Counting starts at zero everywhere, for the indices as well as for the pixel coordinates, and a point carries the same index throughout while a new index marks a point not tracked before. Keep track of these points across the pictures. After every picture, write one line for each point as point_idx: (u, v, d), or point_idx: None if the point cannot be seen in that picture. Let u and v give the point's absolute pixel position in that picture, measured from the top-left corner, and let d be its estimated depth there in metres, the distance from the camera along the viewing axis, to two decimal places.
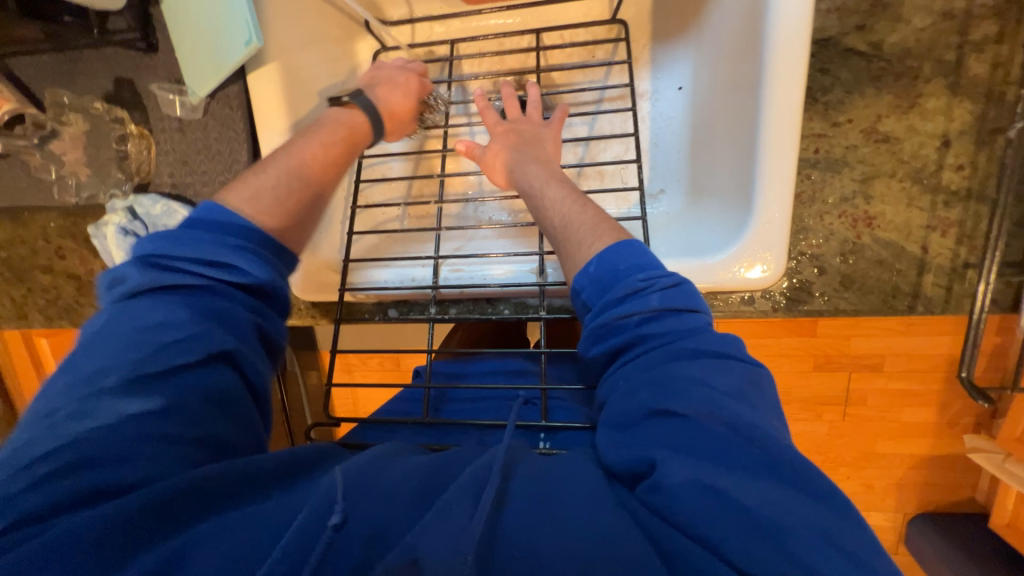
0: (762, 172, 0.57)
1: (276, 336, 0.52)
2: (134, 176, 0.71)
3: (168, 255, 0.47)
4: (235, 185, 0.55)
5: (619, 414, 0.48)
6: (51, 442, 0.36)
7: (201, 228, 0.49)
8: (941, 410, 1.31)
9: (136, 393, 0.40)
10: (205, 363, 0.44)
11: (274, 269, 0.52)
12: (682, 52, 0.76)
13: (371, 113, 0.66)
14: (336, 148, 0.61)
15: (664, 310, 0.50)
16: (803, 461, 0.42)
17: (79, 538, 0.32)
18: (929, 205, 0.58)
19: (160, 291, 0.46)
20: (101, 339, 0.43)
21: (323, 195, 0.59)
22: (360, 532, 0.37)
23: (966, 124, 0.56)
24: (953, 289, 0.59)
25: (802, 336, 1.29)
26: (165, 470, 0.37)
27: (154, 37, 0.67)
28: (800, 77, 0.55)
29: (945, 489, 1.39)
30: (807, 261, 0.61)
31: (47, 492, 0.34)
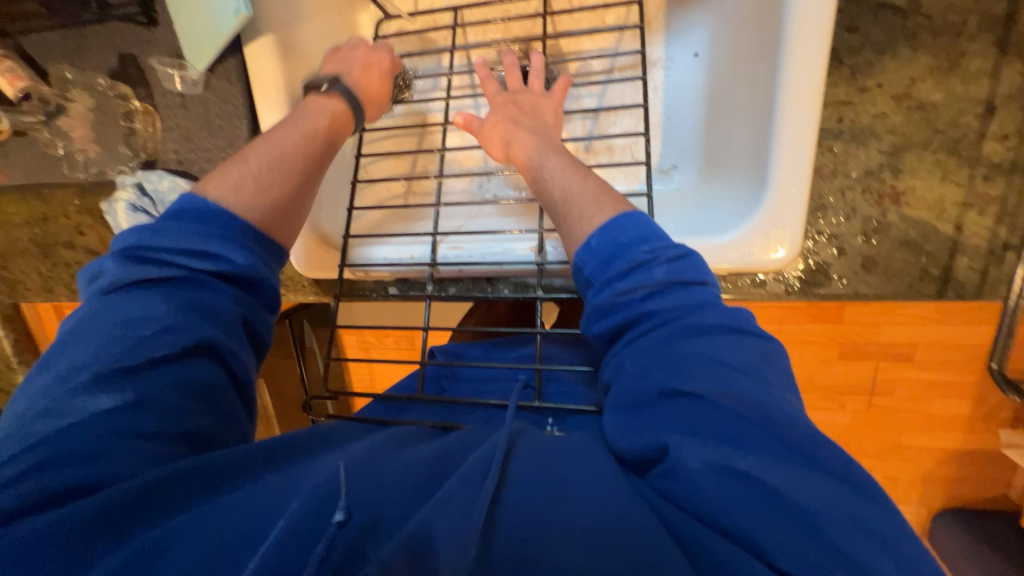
0: (783, 142, 0.53)
1: (262, 329, 0.53)
2: (141, 154, 0.72)
3: (146, 245, 0.48)
4: (214, 176, 0.54)
5: (623, 396, 0.46)
6: (31, 437, 0.38)
7: (182, 217, 0.50)
8: (975, 403, 1.24)
9: (106, 389, 0.41)
10: (185, 355, 0.44)
11: (259, 257, 0.52)
12: (698, 16, 0.70)
13: (352, 102, 0.64)
14: (318, 136, 0.59)
15: (668, 284, 0.48)
16: (821, 445, 0.39)
17: (47, 539, 0.33)
18: (966, 179, 0.52)
19: (138, 283, 0.46)
20: (79, 337, 0.44)
21: (307, 182, 0.58)
22: (364, 518, 0.37)
23: (1015, 88, 0.50)
24: (989, 273, 0.54)
25: (827, 322, 1.23)
26: (126, 466, 0.38)
27: (154, 11, 0.67)
28: (828, 35, 0.50)
29: (976, 485, 1.32)
30: (827, 241, 0.56)
31: (16, 493, 0.35)
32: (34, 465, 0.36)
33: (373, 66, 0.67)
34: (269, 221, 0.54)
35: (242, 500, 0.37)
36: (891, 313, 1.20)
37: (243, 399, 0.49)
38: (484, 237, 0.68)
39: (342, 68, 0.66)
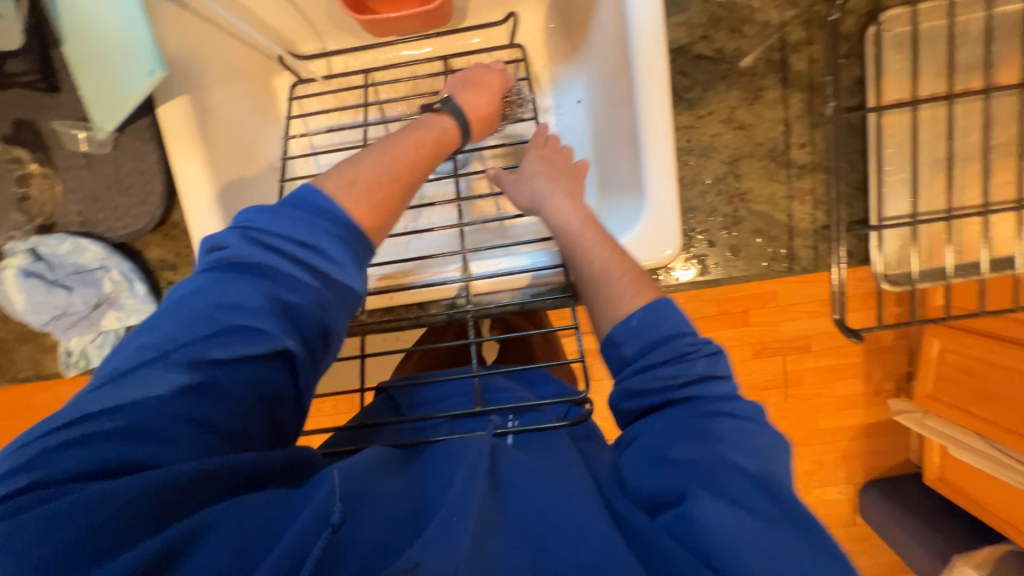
0: (650, 159, 0.65)
1: (336, 332, 0.50)
2: (38, 218, 0.69)
3: (265, 233, 0.48)
4: (332, 172, 0.55)
5: (646, 451, 0.49)
6: (78, 412, 0.39)
7: (300, 208, 0.50)
8: (864, 380, 1.44)
9: (170, 369, 0.41)
10: (261, 356, 0.44)
11: (357, 262, 0.51)
12: (574, 69, 0.84)
13: (461, 121, 0.66)
14: (424, 149, 0.61)
15: (708, 375, 0.51)
16: (822, 532, 0.42)
17: (84, 519, 0.34)
18: (786, 178, 0.68)
19: (248, 268, 0.47)
20: (171, 313, 0.45)
21: (407, 188, 0.58)
22: (367, 542, 0.40)
23: (801, 110, 0.67)
24: (819, 249, 0.68)
25: (737, 326, 1.39)
26: (182, 455, 0.39)
27: (56, 78, 0.67)
28: (665, 77, 0.64)
29: (885, 455, 1.50)
30: (699, 236, 0.69)
31: (79, 457, 0.37)
32: (88, 435, 0.38)
33: (486, 88, 0.71)
34: (375, 223, 0.54)
35: (265, 500, 0.40)
36: (784, 312, 1.36)
37: (301, 404, 0.48)
38: (411, 263, 0.72)
39: (458, 89, 0.71)
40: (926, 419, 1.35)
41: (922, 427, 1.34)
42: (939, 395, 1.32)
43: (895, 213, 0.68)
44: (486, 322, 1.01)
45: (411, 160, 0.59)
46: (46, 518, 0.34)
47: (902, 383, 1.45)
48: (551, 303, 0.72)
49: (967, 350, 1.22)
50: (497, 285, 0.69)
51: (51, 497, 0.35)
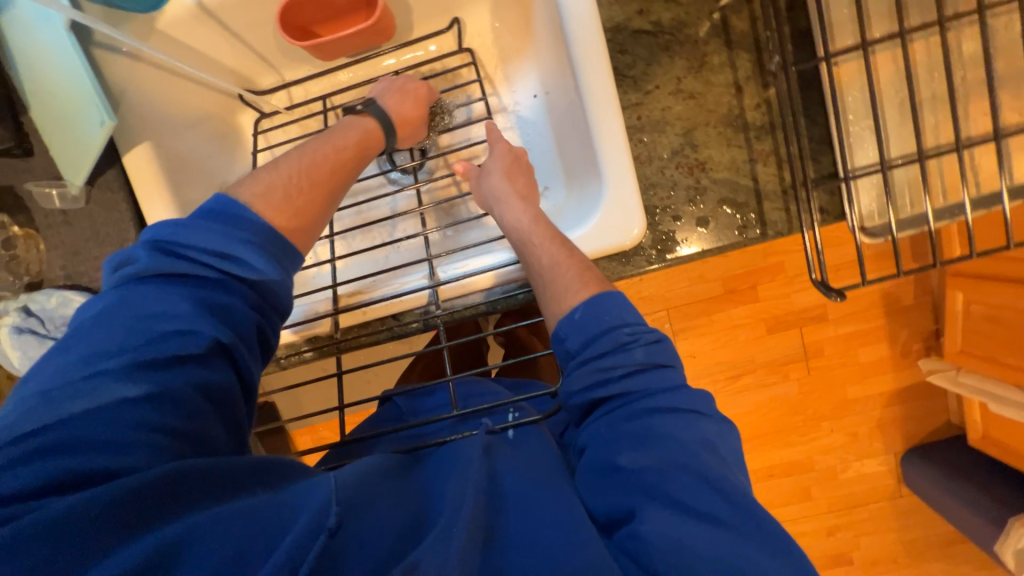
0: (600, 141, 0.64)
1: (269, 330, 0.54)
2: (26, 277, 0.72)
3: (174, 242, 0.50)
4: (247, 181, 0.58)
5: (595, 460, 0.50)
6: (36, 423, 0.39)
7: (211, 218, 0.52)
8: (889, 343, 1.38)
9: (128, 378, 0.43)
10: (203, 358, 0.47)
11: (279, 262, 0.54)
12: (525, 65, 0.84)
13: (383, 120, 0.71)
14: (347, 151, 0.65)
15: (647, 365, 0.52)
16: (765, 517, 0.45)
17: (73, 521, 0.34)
18: (745, 142, 0.66)
19: (168, 278, 0.49)
20: (102, 323, 0.46)
21: (331, 194, 0.62)
22: (370, 549, 0.40)
23: (750, 70, 0.65)
24: (791, 209, 0.66)
25: (747, 304, 1.35)
26: (144, 461, 0.39)
27: (29, 142, 0.70)
28: (605, 57, 0.63)
29: (922, 420, 1.42)
30: (664, 212, 0.67)
31: (37, 472, 0.37)
32: (41, 449, 0.38)
33: (408, 92, 0.75)
34: (294, 228, 0.57)
35: (251, 504, 0.40)
36: (796, 281, 1.33)
37: (247, 402, 0.51)
38: (384, 278, 0.74)
39: (381, 94, 0.75)
40: (961, 375, 1.28)
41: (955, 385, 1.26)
42: (970, 350, 1.25)
43: (864, 163, 0.65)
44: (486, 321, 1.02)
45: (334, 162, 0.63)
46: (32, 529, 0.33)
47: (930, 342, 1.38)
48: (522, 300, 0.70)
49: (987, 297, 1.16)
50: (467, 287, 0.69)
51: (20, 513, 0.35)
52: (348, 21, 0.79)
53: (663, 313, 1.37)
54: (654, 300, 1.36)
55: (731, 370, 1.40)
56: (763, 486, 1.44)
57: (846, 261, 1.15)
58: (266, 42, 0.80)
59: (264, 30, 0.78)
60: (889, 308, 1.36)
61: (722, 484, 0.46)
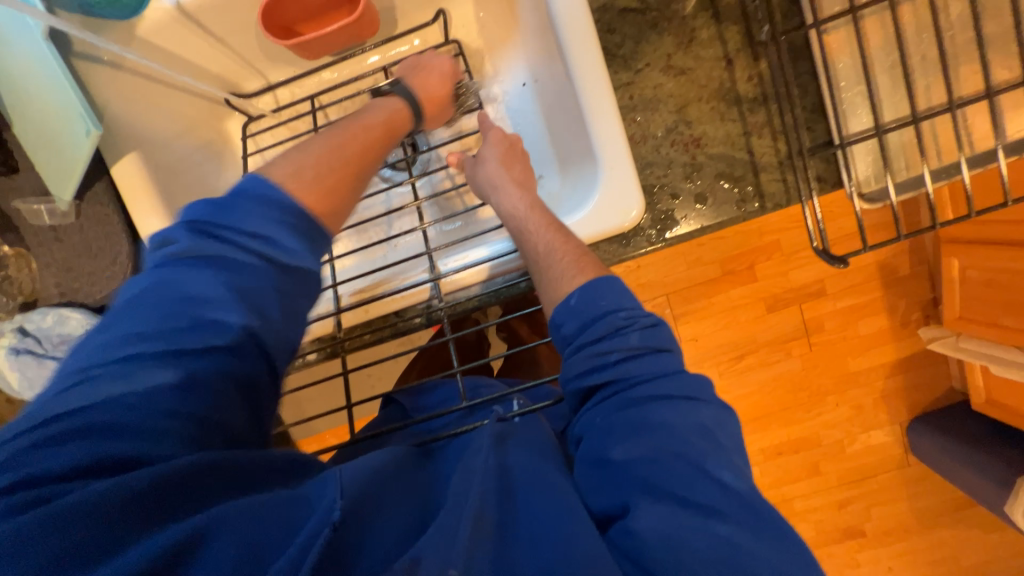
0: (593, 122, 0.63)
1: (295, 338, 0.49)
2: (20, 297, 0.71)
3: (211, 222, 0.47)
4: (275, 161, 0.54)
5: (589, 452, 0.50)
6: (64, 406, 0.38)
7: (251, 199, 0.48)
8: (890, 314, 1.39)
9: (164, 362, 0.41)
10: (230, 346, 0.44)
11: (312, 251, 0.51)
12: (512, 54, 0.84)
13: (411, 101, 0.71)
14: (374, 132, 0.63)
15: (643, 350, 0.52)
16: (761, 506, 0.45)
17: (95, 509, 0.34)
18: (738, 115, 0.65)
19: (203, 259, 0.46)
20: (145, 303, 0.43)
21: (359, 175, 0.59)
22: (380, 551, 0.40)
23: (738, 43, 0.65)
24: (788, 180, 0.65)
25: (747, 284, 1.35)
26: (171, 452, 0.39)
27: (13, 158, 0.69)
28: (593, 37, 0.62)
29: (926, 388, 1.43)
30: (661, 191, 0.67)
31: (69, 455, 0.36)
32: (80, 428, 0.37)
33: (433, 71, 0.75)
34: (328, 208, 0.53)
35: (272, 504, 0.39)
36: (794, 259, 1.34)
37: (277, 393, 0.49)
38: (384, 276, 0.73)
39: (410, 72, 0.75)
40: (962, 341, 1.29)
41: (957, 350, 1.27)
42: (969, 315, 1.25)
43: (859, 129, 0.65)
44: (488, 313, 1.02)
45: (365, 140, 0.62)
46: (59, 514, 0.33)
47: (930, 310, 1.39)
48: (524, 288, 0.69)
49: (984, 261, 1.17)
50: (467, 278, 0.69)
51: (49, 497, 0.34)
52: (331, 19, 0.77)
53: (664, 298, 1.37)
54: (653, 286, 1.36)
55: (734, 351, 1.40)
56: (772, 465, 1.44)
57: (843, 234, 1.15)
58: (250, 45, 0.79)
59: (246, 33, 0.77)
60: (888, 279, 1.37)
61: (723, 470, 0.46)
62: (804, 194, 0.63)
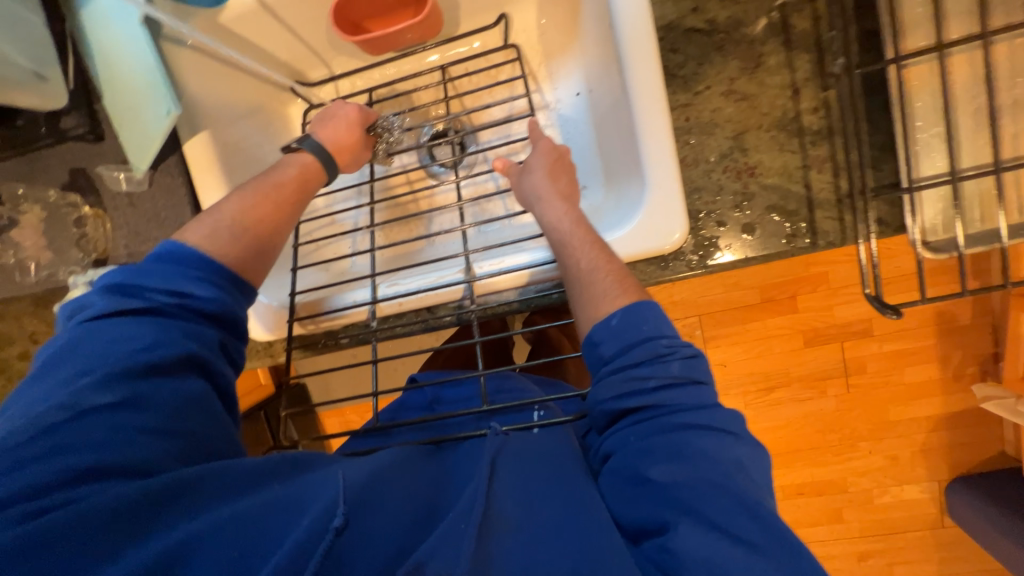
0: (647, 142, 0.62)
1: (237, 350, 0.60)
2: (95, 253, 0.77)
3: (129, 283, 0.55)
4: (192, 224, 0.62)
5: (622, 468, 0.50)
6: (36, 428, 0.45)
7: (161, 261, 0.58)
8: (941, 365, 1.30)
9: (107, 389, 0.48)
10: (174, 372, 0.52)
11: (230, 294, 0.59)
12: (570, 62, 0.83)
13: (324, 155, 0.73)
14: (286, 188, 0.68)
15: (683, 379, 0.51)
16: (799, 548, 0.44)
17: (90, 517, 0.40)
18: (799, 147, 0.63)
19: (121, 313, 0.54)
20: (74, 354, 0.51)
21: (277, 229, 0.66)
22: (385, 539, 0.45)
23: (809, 72, 0.62)
24: (845, 219, 0.62)
25: (786, 314, 1.30)
26: (156, 462, 0.45)
27: (101, 128, 0.75)
28: (656, 56, 0.61)
29: (974, 447, 1.33)
30: (708, 217, 0.65)
31: (50, 470, 0.42)
32: (49, 449, 0.43)
33: (338, 120, 0.76)
34: (241, 264, 0.62)
35: (264, 509, 0.44)
36: (841, 294, 1.27)
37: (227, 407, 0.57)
38: (420, 271, 0.75)
39: (319, 123, 0.76)
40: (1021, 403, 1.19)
41: (1014, 413, 1.17)
42: None
43: (931, 173, 0.61)
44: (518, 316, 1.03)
45: (276, 200, 0.66)
46: (52, 523, 0.39)
47: (988, 366, 1.29)
48: (556, 299, 0.70)
49: None
50: (501, 283, 0.70)
51: (44, 507, 0.40)
52: (397, 17, 0.80)
53: (696, 319, 1.33)
54: (685, 305, 1.33)
55: (764, 382, 1.35)
56: (790, 504, 1.38)
57: (899, 274, 1.09)
58: (318, 36, 0.82)
59: (317, 24, 0.80)
60: (944, 326, 1.28)
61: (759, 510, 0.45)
62: (865, 233, 0.59)
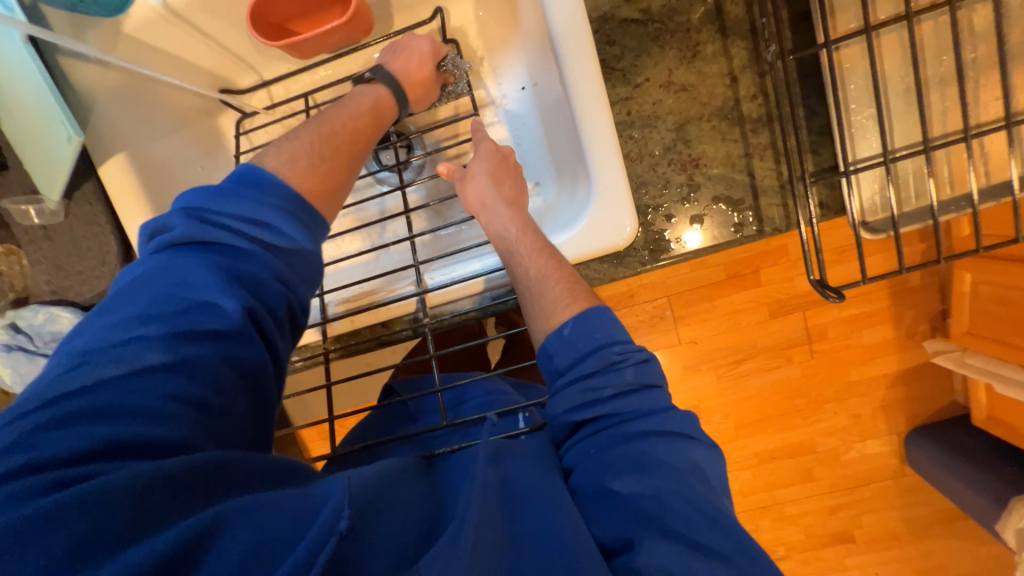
0: (589, 141, 0.61)
1: (299, 308, 0.53)
2: (12, 293, 0.71)
3: (206, 209, 0.49)
4: (270, 151, 0.57)
5: (586, 484, 0.50)
6: (73, 382, 0.39)
7: (242, 187, 0.51)
8: (895, 326, 1.36)
9: (171, 342, 0.42)
10: (232, 329, 0.45)
11: (304, 237, 0.53)
12: (512, 56, 0.80)
13: (394, 86, 0.68)
14: (360, 120, 0.63)
15: (636, 386, 0.52)
16: (754, 546, 0.45)
17: (121, 495, 0.34)
18: (740, 135, 0.63)
19: (202, 245, 0.48)
20: (139, 287, 0.45)
21: (351, 159, 0.61)
22: (391, 545, 0.40)
23: (745, 59, 0.62)
24: (789, 205, 0.63)
25: (750, 289, 1.33)
26: (182, 433, 0.39)
27: (1, 155, 0.68)
28: (592, 50, 0.60)
29: (928, 400, 1.41)
30: (656, 212, 0.65)
31: (79, 435, 0.36)
32: (82, 408, 0.38)
33: (407, 51, 0.72)
34: (320, 194, 0.56)
35: (266, 510, 0.37)
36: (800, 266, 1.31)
37: (280, 380, 0.51)
38: (372, 285, 0.73)
39: (389, 57, 0.72)
40: (967, 356, 1.26)
41: (962, 366, 1.24)
42: (977, 330, 1.22)
43: (867, 154, 0.62)
44: (491, 321, 1.01)
45: (351, 128, 0.62)
46: (70, 500, 0.33)
47: (937, 323, 1.36)
48: (513, 304, 0.69)
49: (995, 277, 1.13)
50: (455, 293, 0.68)
51: (82, 477, 0.35)
52: (325, 15, 0.75)
53: (665, 300, 1.35)
54: (654, 287, 1.34)
55: (734, 356, 1.38)
56: (765, 468, 1.43)
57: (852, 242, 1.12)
58: (241, 40, 0.76)
59: (237, 27, 0.74)
60: (896, 289, 1.34)
61: (715, 512, 0.46)
62: (808, 217, 0.60)
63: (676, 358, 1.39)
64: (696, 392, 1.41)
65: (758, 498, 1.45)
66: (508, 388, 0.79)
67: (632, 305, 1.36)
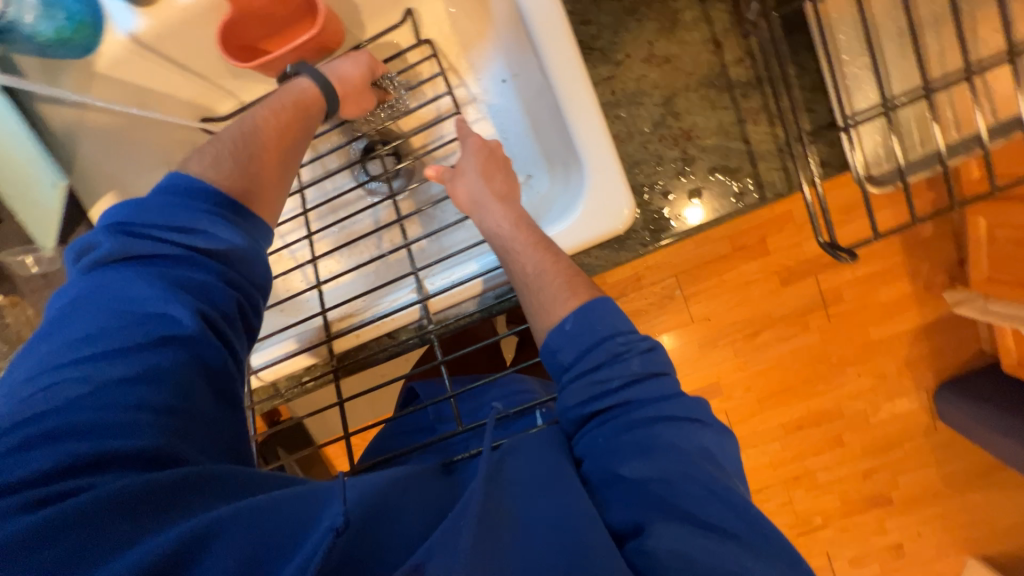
0: (575, 125, 0.59)
1: (250, 307, 0.54)
2: (20, 344, 0.69)
3: (135, 223, 0.50)
4: (195, 156, 0.58)
5: (595, 472, 0.48)
6: (42, 405, 0.41)
7: (172, 195, 0.52)
8: (910, 280, 1.32)
9: (119, 358, 0.44)
10: (167, 343, 0.45)
11: (248, 238, 0.54)
12: (488, 49, 0.79)
13: (320, 81, 0.66)
14: (284, 114, 0.63)
15: (644, 374, 0.50)
16: (772, 527, 0.43)
17: (127, 492, 0.37)
18: (731, 102, 0.61)
19: (130, 259, 0.49)
20: (76, 310, 0.46)
21: (280, 157, 0.61)
22: (396, 554, 0.40)
23: (727, 23, 0.61)
24: (789, 168, 0.60)
25: (757, 259, 1.30)
26: (152, 440, 0.41)
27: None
28: (567, 31, 0.58)
29: (953, 352, 1.37)
30: (652, 190, 0.63)
31: (52, 454, 0.38)
32: (50, 430, 0.40)
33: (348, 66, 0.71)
34: (248, 192, 0.57)
35: (276, 515, 0.39)
36: (806, 230, 1.28)
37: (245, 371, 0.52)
38: (373, 298, 0.72)
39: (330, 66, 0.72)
40: (989, 303, 1.22)
41: (984, 313, 1.20)
42: (996, 275, 1.19)
43: (865, 106, 0.60)
44: (498, 320, 1.00)
45: (280, 125, 0.62)
46: (60, 516, 0.35)
47: (954, 272, 1.32)
48: (516, 301, 0.68)
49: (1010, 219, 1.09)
50: (457, 296, 0.67)
51: (66, 491, 0.37)
52: (294, 32, 0.74)
53: (672, 280, 1.33)
54: (660, 268, 1.32)
55: (748, 329, 1.36)
56: (793, 438, 1.41)
57: (856, 200, 1.09)
58: (215, 67, 0.75)
59: (211, 55, 0.73)
60: (909, 242, 1.30)
61: (732, 496, 0.44)
62: (809, 179, 0.57)
63: (690, 337, 1.36)
64: (714, 369, 1.39)
65: (788, 469, 1.42)
66: (521, 385, 0.77)
67: (640, 288, 1.34)
